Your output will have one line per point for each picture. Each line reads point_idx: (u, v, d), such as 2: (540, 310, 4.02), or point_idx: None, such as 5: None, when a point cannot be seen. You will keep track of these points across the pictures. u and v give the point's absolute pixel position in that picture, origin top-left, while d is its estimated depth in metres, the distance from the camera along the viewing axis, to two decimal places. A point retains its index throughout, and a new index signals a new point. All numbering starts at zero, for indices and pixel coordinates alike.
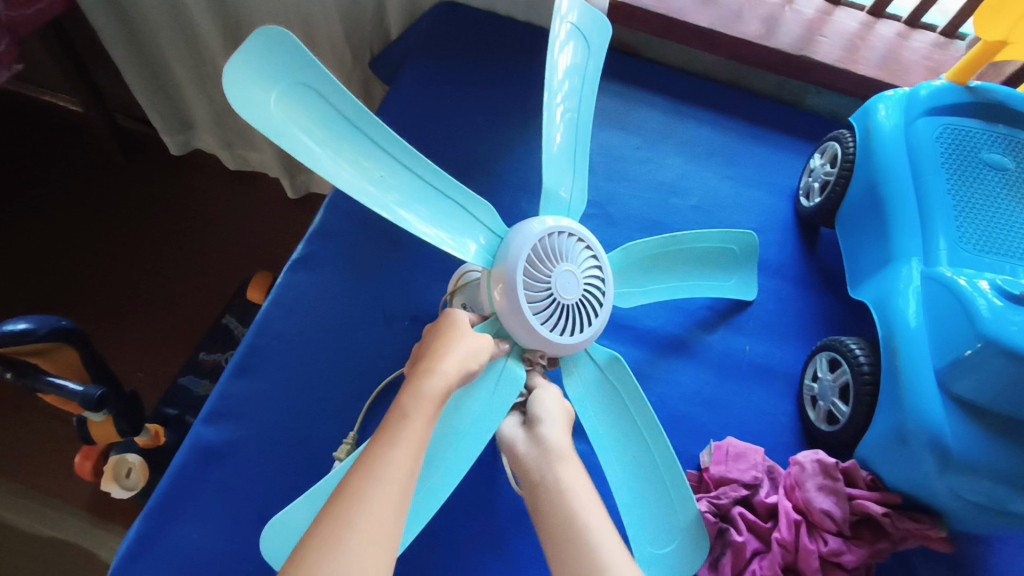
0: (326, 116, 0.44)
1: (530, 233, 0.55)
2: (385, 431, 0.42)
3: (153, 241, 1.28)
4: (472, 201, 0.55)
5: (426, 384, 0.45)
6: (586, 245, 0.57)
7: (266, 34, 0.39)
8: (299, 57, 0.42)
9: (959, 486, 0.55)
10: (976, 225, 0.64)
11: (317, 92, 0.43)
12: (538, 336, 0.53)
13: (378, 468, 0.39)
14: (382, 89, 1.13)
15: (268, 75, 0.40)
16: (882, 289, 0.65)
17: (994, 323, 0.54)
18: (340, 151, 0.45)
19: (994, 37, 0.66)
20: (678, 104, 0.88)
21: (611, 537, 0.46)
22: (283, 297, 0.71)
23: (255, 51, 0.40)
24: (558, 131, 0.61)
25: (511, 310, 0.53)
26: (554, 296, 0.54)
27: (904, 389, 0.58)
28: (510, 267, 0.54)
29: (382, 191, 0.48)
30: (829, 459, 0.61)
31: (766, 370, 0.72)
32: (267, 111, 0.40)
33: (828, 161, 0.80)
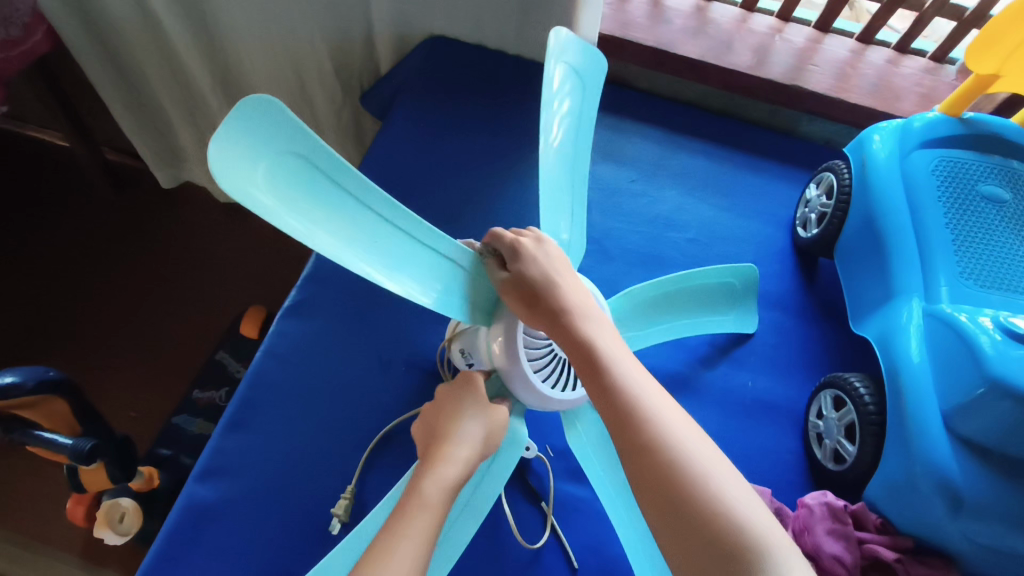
0: (315, 184, 0.43)
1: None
2: (401, 522, 0.41)
3: (143, 279, 1.27)
4: (468, 258, 0.54)
5: (445, 472, 0.45)
6: None
7: (250, 103, 0.38)
8: (293, 128, 0.41)
9: (971, 530, 0.54)
10: (976, 256, 0.63)
11: (310, 161, 0.43)
12: (537, 392, 0.54)
13: (389, 559, 0.38)
14: (375, 123, 1.12)
15: (262, 143, 0.40)
16: (884, 326, 0.64)
17: (999, 361, 0.53)
18: (331, 217, 0.44)
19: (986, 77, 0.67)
20: (671, 136, 0.88)
21: (624, 363, 0.46)
22: (276, 346, 0.70)
23: (245, 120, 0.39)
24: (556, 170, 0.60)
25: (513, 367, 0.53)
26: (553, 351, 0.56)
27: (911, 431, 0.56)
28: (508, 318, 0.53)
29: (373, 255, 0.47)
30: (837, 501, 0.60)
31: (769, 408, 0.71)
32: (258, 181, 0.39)
33: (823, 192, 0.80)
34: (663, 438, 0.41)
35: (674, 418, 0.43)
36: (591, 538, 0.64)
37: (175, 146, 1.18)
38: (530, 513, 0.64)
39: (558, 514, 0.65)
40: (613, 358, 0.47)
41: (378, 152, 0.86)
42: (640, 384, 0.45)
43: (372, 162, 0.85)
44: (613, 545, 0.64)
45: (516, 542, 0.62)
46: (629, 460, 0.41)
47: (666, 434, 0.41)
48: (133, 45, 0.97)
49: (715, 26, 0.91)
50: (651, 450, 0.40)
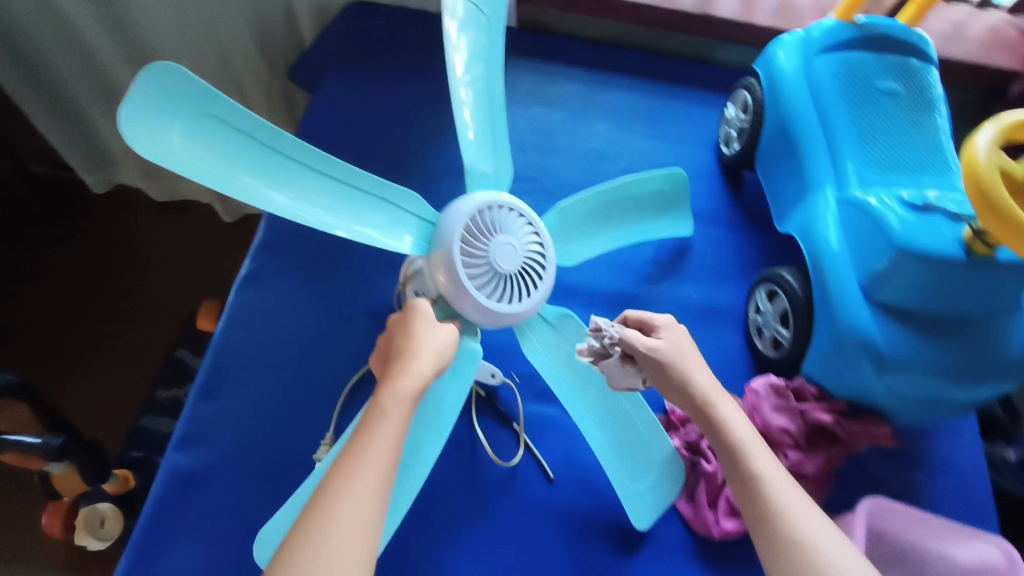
0: (233, 141, 0.48)
1: (460, 212, 0.58)
2: (366, 431, 0.45)
3: (91, 290, 1.24)
4: (400, 195, 0.58)
5: (402, 385, 0.47)
6: (525, 219, 0.61)
7: (150, 75, 0.42)
8: (200, 91, 0.45)
9: (895, 384, 0.60)
10: (880, 146, 0.68)
11: (223, 120, 0.47)
12: (483, 310, 0.56)
13: (357, 462, 0.43)
14: (305, 97, 1.12)
15: (179, 110, 0.44)
16: (804, 218, 0.69)
17: (905, 232, 0.59)
18: (253, 169, 0.49)
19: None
20: (595, 74, 0.92)
21: (751, 438, 0.54)
22: (236, 314, 0.71)
23: (150, 90, 0.43)
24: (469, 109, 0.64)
25: (456, 289, 0.56)
26: (493, 268, 0.57)
27: (835, 305, 0.62)
28: (445, 250, 0.56)
29: (302, 202, 0.52)
30: (779, 381, 0.66)
31: (712, 312, 0.76)
32: (174, 145, 0.44)
33: (741, 109, 0.85)
34: (780, 506, 0.49)
35: (788, 486, 0.51)
36: (564, 449, 0.69)
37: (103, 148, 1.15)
38: (503, 435, 0.68)
39: (530, 432, 0.69)
40: (747, 449, 0.53)
41: (312, 119, 0.87)
42: (774, 475, 0.52)
43: (308, 129, 0.86)
44: (584, 454, 0.69)
45: (492, 462, 0.66)
46: (761, 534, 0.49)
47: (775, 498, 0.50)
48: (43, 44, 0.93)
49: None
50: (766, 512, 0.49)
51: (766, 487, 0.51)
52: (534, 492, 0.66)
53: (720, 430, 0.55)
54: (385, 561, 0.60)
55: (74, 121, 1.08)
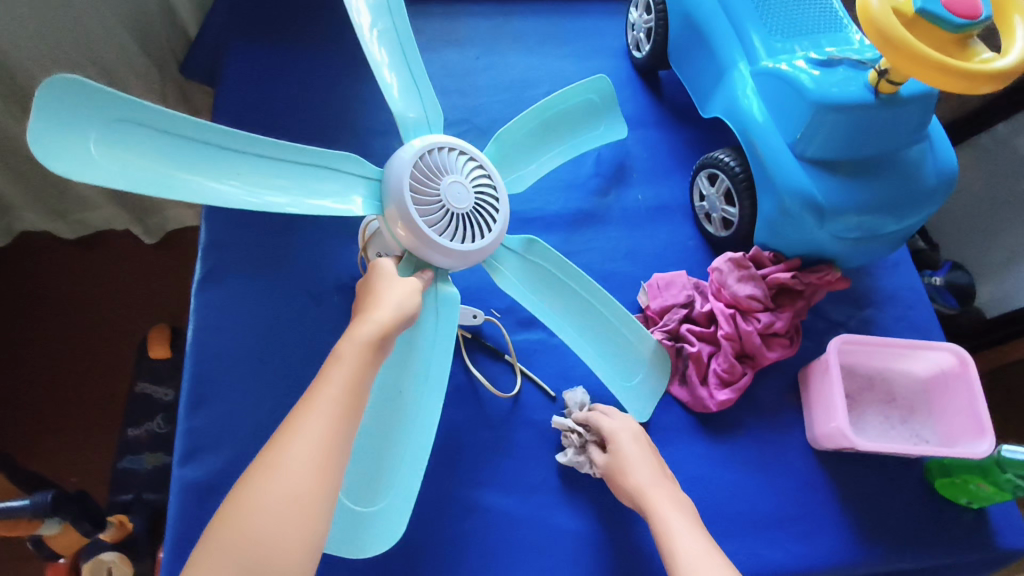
0: (155, 141, 0.45)
1: (405, 159, 0.57)
2: (323, 374, 0.46)
3: (27, 347, 1.18)
4: (341, 158, 0.56)
5: (360, 331, 0.49)
6: (469, 157, 0.61)
7: (45, 91, 0.39)
8: (103, 96, 0.42)
9: (836, 229, 0.65)
10: (780, 14, 0.71)
11: (137, 120, 0.44)
12: (448, 253, 0.57)
13: (314, 402, 0.44)
14: (207, 95, 1.07)
15: (90, 121, 0.42)
16: (725, 98, 0.73)
17: (818, 88, 0.63)
18: (185, 165, 0.47)
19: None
20: (498, 6, 0.91)
21: (681, 519, 0.54)
22: (204, 319, 0.69)
23: (52, 108, 0.40)
24: (383, 54, 0.63)
25: (416, 236, 0.56)
26: (447, 208, 0.57)
27: (772, 171, 0.66)
28: (397, 202, 0.56)
29: (245, 186, 0.50)
30: (737, 254, 0.70)
31: (661, 211, 0.80)
32: (97, 158, 0.42)
33: (643, 11, 0.87)
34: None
35: (706, 560, 0.50)
36: (558, 368, 0.72)
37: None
38: (499, 369, 0.70)
39: (523, 360, 0.71)
40: (672, 526, 0.53)
41: (223, 110, 0.83)
42: (695, 550, 0.51)
43: (222, 121, 0.83)
44: (578, 367, 0.72)
45: (495, 396, 0.69)
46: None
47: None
48: None
49: None
50: None
51: (681, 561, 0.50)
52: (540, 413, 0.69)
53: (653, 512, 0.55)
54: (420, 510, 0.62)
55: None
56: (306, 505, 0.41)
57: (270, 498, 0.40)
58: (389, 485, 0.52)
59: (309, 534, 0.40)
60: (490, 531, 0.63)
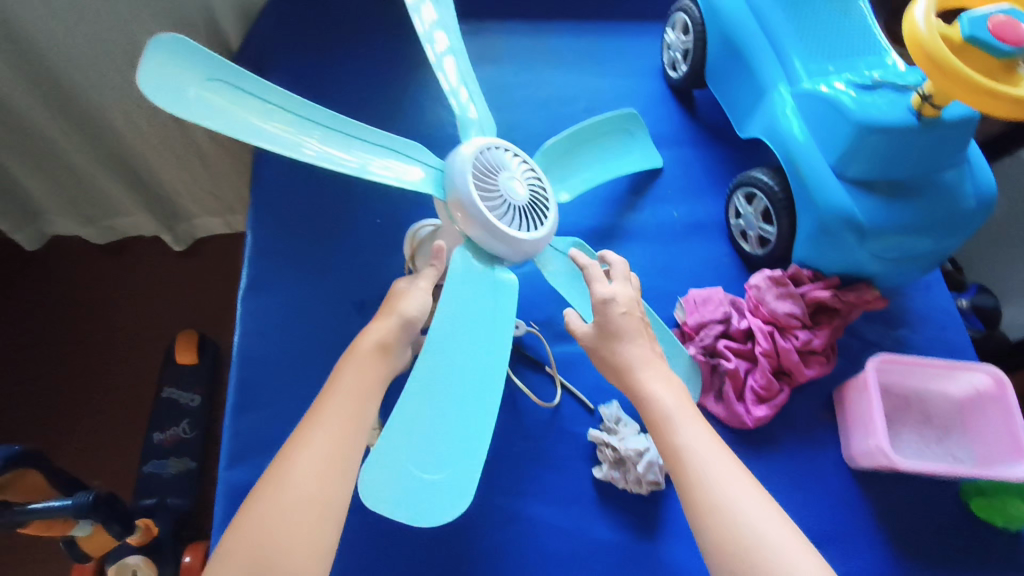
0: (244, 103, 0.47)
1: (464, 156, 0.57)
2: (330, 386, 0.50)
3: (58, 348, 1.20)
4: (410, 146, 0.57)
5: (360, 345, 0.52)
6: (518, 156, 0.62)
7: (157, 40, 0.42)
8: (204, 56, 0.45)
9: (877, 249, 0.66)
10: (820, 36, 0.73)
11: (230, 83, 0.46)
12: (512, 241, 0.57)
13: (321, 413, 0.48)
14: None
15: (192, 68, 0.44)
16: (765, 119, 0.74)
17: (861, 111, 0.65)
18: (270, 130, 0.48)
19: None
20: (535, 24, 0.94)
21: (672, 395, 0.53)
22: (250, 325, 0.70)
23: (159, 60, 0.43)
24: (454, 71, 0.66)
25: (483, 225, 0.56)
26: (507, 199, 0.57)
27: (813, 191, 0.67)
28: (461, 193, 0.56)
29: (320, 155, 0.51)
30: (775, 272, 0.71)
31: (697, 227, 0.81)
32: (190, 109, 0.43)
33: (681, 32, 0.89)
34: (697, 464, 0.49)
35: (705, 442, 0.50)
36: (597, 381, 0.72)
37: (30, 204, 1.12)
38: (539, 380, 0.71)
39: (562, 372, 0.72)
40: (672, 417, 0.52)
41: None
42: (698, 446, 0.50)
43: None
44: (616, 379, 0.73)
45: (535, 406, 0.70)
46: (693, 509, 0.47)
47: (691, 462, 0.49)
48: None
49: None
50: (691, 470, 0.49)
51: (683, 448, 0.50)
52: (580, 425, 0.70)
53: (648, 401, 0.53)
54: (462, 518, 0.63)
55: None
56: (317, 507, 0.44)
57: (276, 500, 0.44)
58: (455, 455, 0.49)
59: (317, 536, 0.43)
60: (530, 540, 0.63)
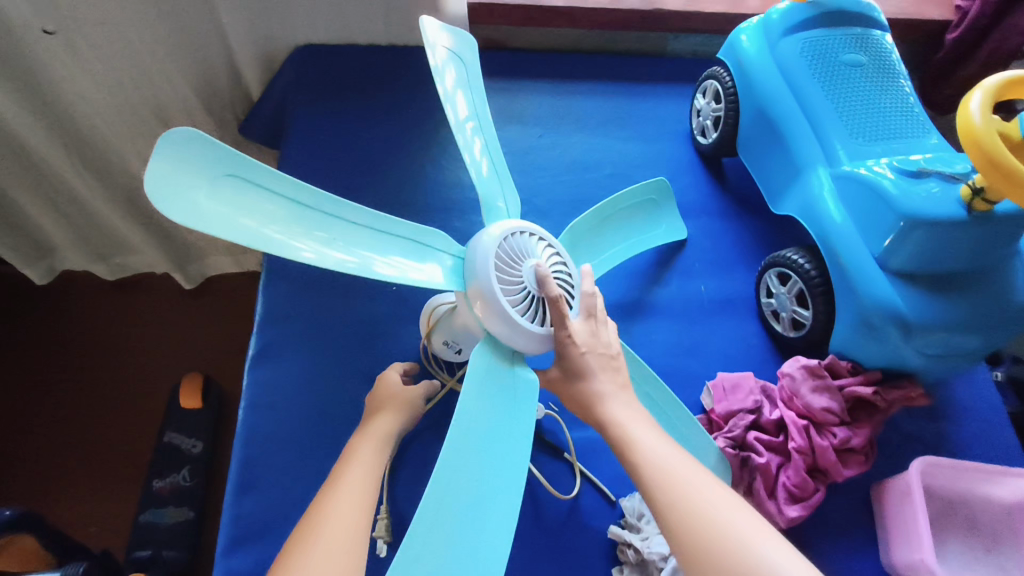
0: (256, 197, 0.45)
1: (487, 244, 0.55)
2: (347, 461, 0.51)
3: (61, 384, 1.17)
4: (425, 232, 0.56)
5: (372, 432, 0.56)
6: (545, 242, 0.59)
7: (171, 139, 0.39)
8: (219, 152, 0.42)
9: (923, 346, 0.62)
10: (859, 118, 0.70)
11: (243, 178, 0.44)
12: (532, 335, 0.54)
13: (341, 480, 0.49)
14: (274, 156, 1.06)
15: (207, 165, 0.41)
16: (802, 199, 0.71)
17: (907, 200, 0.61)
18: (282, 224, 0.47)
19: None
20: (562, 85, 0.92)
21: (630, 414, 0.53)
22: (257, 398, 0.67)
23: (172, 158, 0.40)
24: (480, 151, 0.63)
25: (502, 317, 0.53)
26: (529, 290, 0.55)
27: (855, 281, 0.64)
28: (483, 283, 0.54)
29: (332, 248, 0.49)
30: (811, 361, 0.67)
31: (725, 303, 0.78)
32: (203, 209, 0.41)
33: (711, 99, 0.86)
34: (662, 476, 0.48)
35: (665, 451, 0.50)
36: (619, 469, 0.68)
37: (43, 240, 1.09)
38: (558, 467, 0.67)
39: (582, 459, 0.68)
40: (634, 435, 0.51)
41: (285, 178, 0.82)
42: (659, 454, 0.49)
43: None
44: None
45: (552, 498, 0.65)
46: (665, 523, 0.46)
47: (656, 474, 0.48)
48: None
49: None
50: (659, 481, 0.48)
51: (646, 464, 0.49)
52: (600, 518, 0.66)
53: (611, 425, 0.52)
54: None
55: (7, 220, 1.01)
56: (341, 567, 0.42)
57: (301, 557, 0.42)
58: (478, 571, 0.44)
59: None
60: None
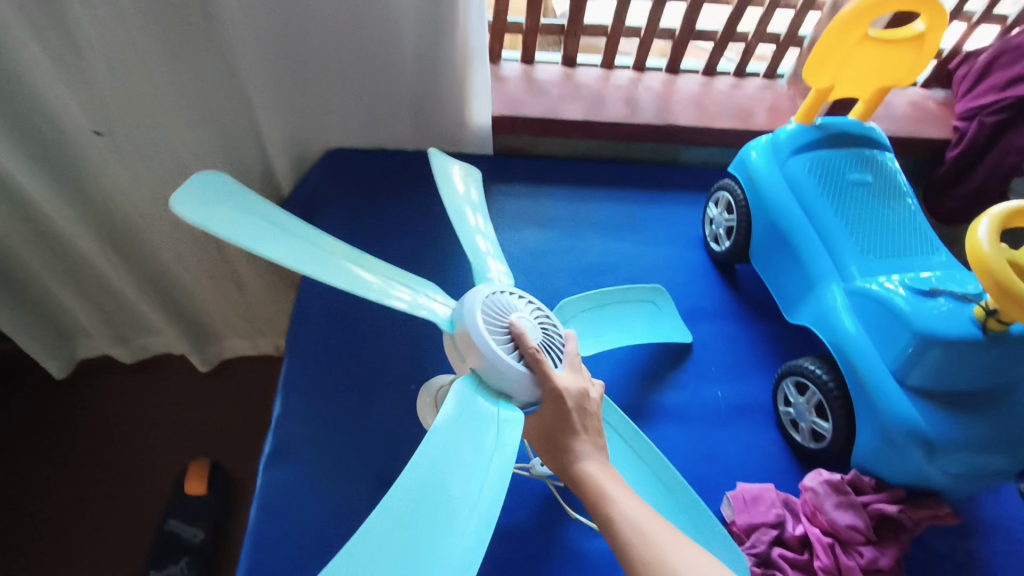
0: (269, 229, 0.50)
1: (473, 294, 0.57)
2: None
3: (62, 473, 1.15)
4: (417, 282, 0.60)
5: None
6: (531, 300, 0.61)
7: (197, 178, 0.48)
8: (235, 193, 0.50)
9: (947, 466, 0.62)
10: (868, 235, 0.73)
11: (258, 216, 0.51)
12: (516, 374, 0.53)
13: None
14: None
15: (223, 198, 0.49)
16: (816, 311, 0.73)
17: (920, 319, 0.63)
18: (294, 248, 0.51)
19: (941, 11, 0.69)
20: (578, 192, 0.96)
21: (605, 471, 0.51)
22: (269, 499, 0.65)
23: (196, 191, 0.47)
24: (479, 236, 0.66)
25: (486, 355, 0.53)
26: (514, 332, 0.55)
27: (874, 397, 0.64)
28: (466, 323, 0.55)
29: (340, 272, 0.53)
30: (834, 475, 0.67)
31: (742, 410, 0.77)
32: (219, 220, 0.46)
33: (724, 209, 0.90)
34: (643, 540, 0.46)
35: (643, 512, 0.48)
36: None
37: (66, 328, 1.12)
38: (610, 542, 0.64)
39: None
40: (609, 492, 0.49)
41: (310, 273, 0.84)
42: (638, 515, 0.48)
43: (310, 282, 0.83)
44: None
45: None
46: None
47: (637, 537, 0.46)
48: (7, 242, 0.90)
49: (585, 87, 1.00)
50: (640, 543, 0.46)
51: (623, 524, 0.47)
52: None
53: (586, 484, 0.50)
54: None
55: (29, 300, 1.02)
56: None
57: None
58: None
59: None
60: None
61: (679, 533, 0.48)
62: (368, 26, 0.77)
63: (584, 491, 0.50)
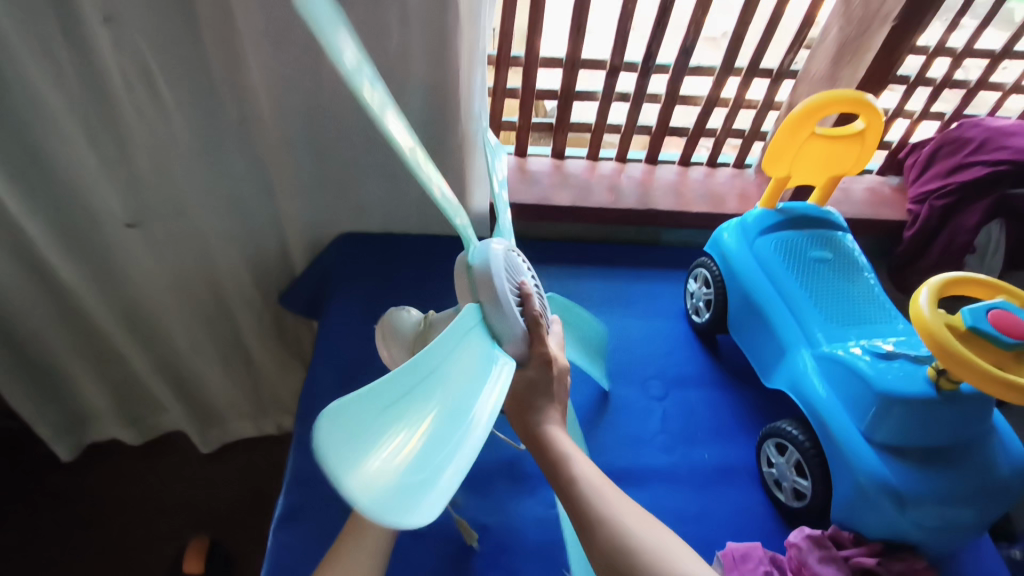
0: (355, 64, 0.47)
1: (498, 246, 0.58)
2: None
3: (61, 553, 1.16)
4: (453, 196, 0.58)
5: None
6: (530, 270, 0.64)
7: None
8: None
9: (919, 518, 0.66)
10: (832, 306, 0.81)
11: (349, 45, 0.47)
12: (519, 332, 0.56)
13: None
14: (310, 327, 1.14)
15: None
16: (789, 375, 0.79)
17: (880, 380, 0.69)
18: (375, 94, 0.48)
19: (877, 112, 0.79)
20: (569, 271, 1.04)
21: (566, 438, 0.59)
22: (279, 562, 0.69)
23: None
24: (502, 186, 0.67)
25: (503, 307, 0.55)
26: (525, 295, 0.57)
27: (846, 454, 0.70)
28: (494, 268, 0.55)
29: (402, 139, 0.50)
30: (815, 531, 0.70)
31: (728, 472, 0.82)
32: None
33: (702, 284, 0.98)
34: (591, 496, 0.53)
35: (597, 477, 0.55)
36: None
37: (75, 412, 1.14)
38: None
39: None
40: (569, 455, 0.57)
41: (320, 345, 0.90)
42: (591, 478, 0.55)
43: (320, 354, 0.88)
44: None
45: None
46: (585, 536, 0.53)
47: (586, 493, 0.54)
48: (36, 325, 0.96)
49: (574, 176, 1.11)
50: (591, 499, 0.53)
51: (578, 483, 0.55)
52: None
53: (550, 445, 0.58)
54: None
55: (46, 384, 1.06)
56: None
57: None
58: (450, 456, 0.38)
59: None
60: None
61: (626, 499, 0.55)
62: (381, 129, 0.86)
63: (548, 451, 0.58)
